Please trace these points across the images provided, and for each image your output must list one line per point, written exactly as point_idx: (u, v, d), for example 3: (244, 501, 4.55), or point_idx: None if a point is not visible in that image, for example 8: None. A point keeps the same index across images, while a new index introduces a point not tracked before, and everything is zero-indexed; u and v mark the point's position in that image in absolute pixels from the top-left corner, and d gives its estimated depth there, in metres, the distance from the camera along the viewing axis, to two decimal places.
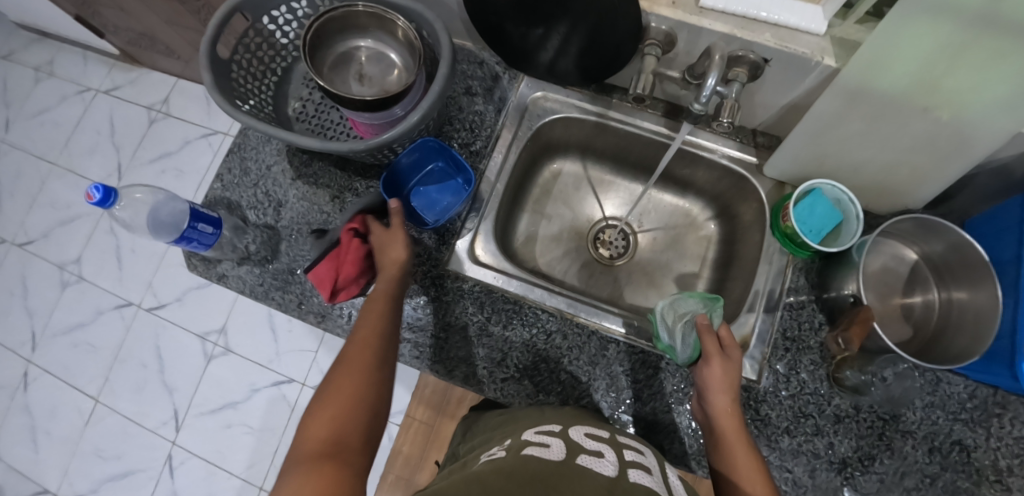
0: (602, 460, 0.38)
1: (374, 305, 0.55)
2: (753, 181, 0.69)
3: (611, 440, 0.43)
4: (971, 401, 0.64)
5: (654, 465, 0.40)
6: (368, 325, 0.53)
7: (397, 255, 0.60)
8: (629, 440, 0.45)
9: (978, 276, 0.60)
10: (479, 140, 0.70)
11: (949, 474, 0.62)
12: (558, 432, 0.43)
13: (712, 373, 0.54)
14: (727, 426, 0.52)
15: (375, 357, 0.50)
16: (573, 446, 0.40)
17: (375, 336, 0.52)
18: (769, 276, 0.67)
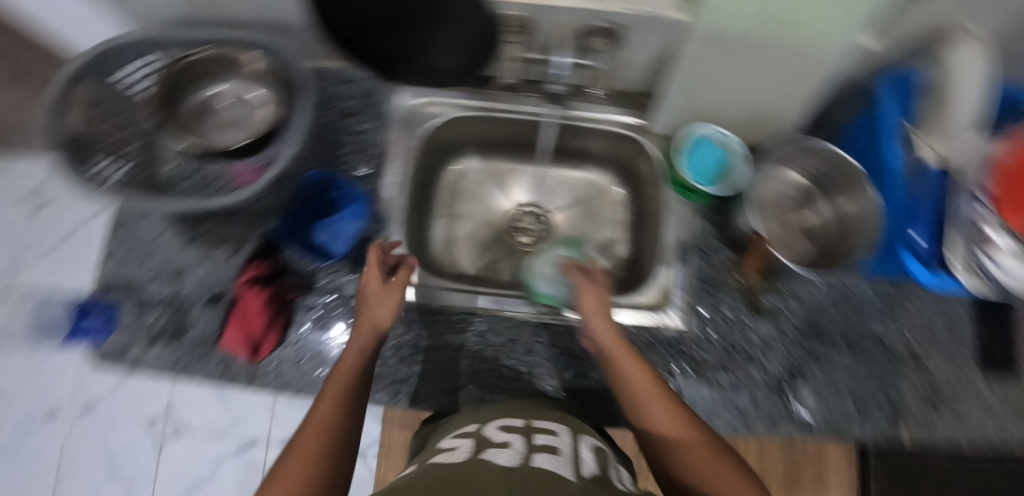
0: (510, 449, 0.43)
1: (342, 366, 0.50)
2: (641, 140, 0.72)
3: (524, 428, 0.48)
4: (877, 295, 0.70)
5: (564, 444, 0.46)
6: (330, 386, 0.47)
7: (376, 320, 0.54)
8: (544, 423, 0.50)
9: (853, 183, 0.64)
10: (369, 160, 0.70)
11: (873, 365, 0.68)
12: (473, 431, 0.48)
13: (594, 306, 0.55)
14: (616, 350, 0.50)
15: (333, 416, 0.44)
16: (482, 444, 0.44)
17: (337, 394, 0.46)
18: (677, 227, 0.69)
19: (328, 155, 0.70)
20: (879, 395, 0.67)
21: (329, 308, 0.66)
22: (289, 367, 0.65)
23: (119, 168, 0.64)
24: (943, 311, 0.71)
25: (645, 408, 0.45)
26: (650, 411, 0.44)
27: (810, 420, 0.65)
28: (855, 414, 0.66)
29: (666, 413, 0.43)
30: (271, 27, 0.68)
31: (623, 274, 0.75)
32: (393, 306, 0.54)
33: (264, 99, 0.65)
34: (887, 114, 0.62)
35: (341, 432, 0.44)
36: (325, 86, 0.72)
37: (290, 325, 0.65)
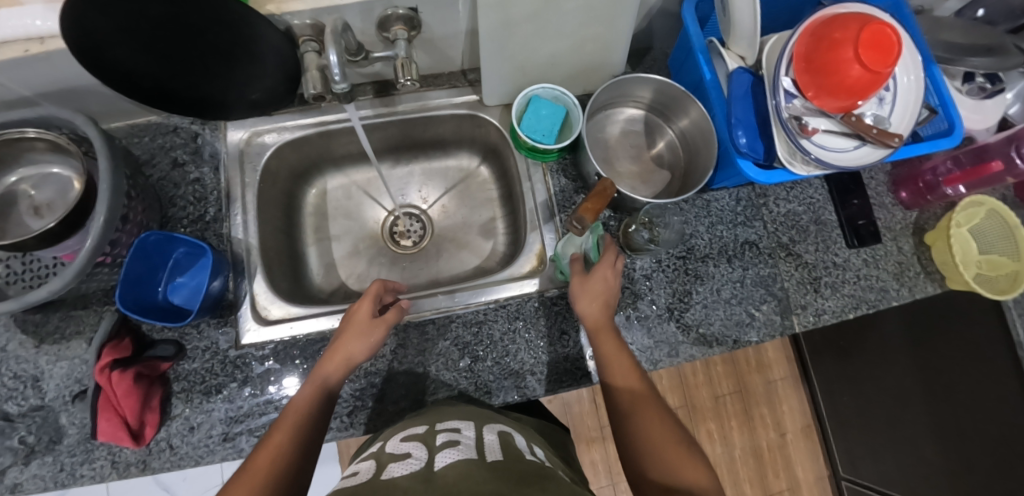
0: (410, 460, 0.43)
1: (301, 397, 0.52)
2: (484, 115, 0.71)
3: (425, 434, 0.48)
4: (740, 203, 0.72)
5: (466, 437, 0.46)
6: (291, 411, 0.50)
7: (352, 352, 0.55)
8: (447, 422, 0.50)
9: (685, 103, 0.65)
10: (211, 207, 0.66)
11: (752, 269, 0.70)
12: (376, 452, 0.48)
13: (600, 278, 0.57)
14: (601, 332, 0.56)
15: (283, 455, 0.46)
16: (382, 463, 0.44)
17: (294, 423, 0.49)
18: (537, 192, 0.69)
19: (166, 212, 0.66)
20: (765, 295, 0.70)
21: (206, 368, 0.63)
22: (181, 439, 0.61)
23: None
24: (802, 201, 0.74)
25: (617, 375, 0.53)
26: (625, 381, 0.53)
27: (706, 336, 0.67)
28: (747, 319, 0.69)
29: (635, 389, 0.52)
30: (62, 94, 0.63)
31: (507, 249, 0.75)
32: (373, 340, 0.56)
33: (72, 173, 0.61)
34: (690, 30, 0.62)
35: (290, 472, 0.46)
36: (147, 141, 0.68)
37: (170, 398, 0.62)
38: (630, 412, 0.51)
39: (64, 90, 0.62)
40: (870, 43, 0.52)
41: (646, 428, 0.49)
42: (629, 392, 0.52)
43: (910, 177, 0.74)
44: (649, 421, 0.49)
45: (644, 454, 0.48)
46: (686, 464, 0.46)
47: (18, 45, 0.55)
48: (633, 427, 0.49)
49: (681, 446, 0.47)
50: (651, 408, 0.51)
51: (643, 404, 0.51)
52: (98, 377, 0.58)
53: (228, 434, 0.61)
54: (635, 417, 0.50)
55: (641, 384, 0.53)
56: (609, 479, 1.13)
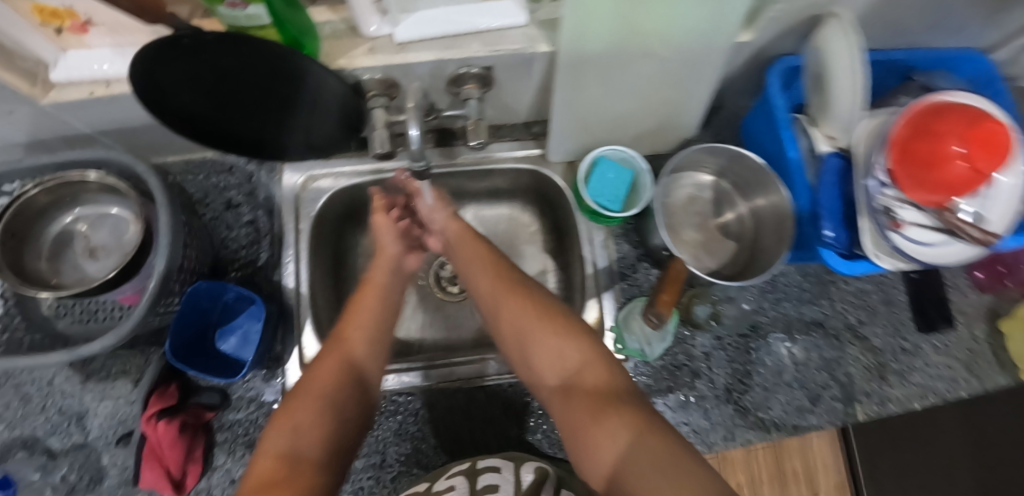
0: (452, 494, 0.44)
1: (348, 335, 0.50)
2: (545, 171, 0.69)
3: (468, 470, 0.48)
4: (808, 279, 0.69)
5: (507, 479, 0.45)
6: (356, 316, 0.52)
7: (377, 277, 0.55)
8: (487, 461, 0.50)
9: (764, 179, 0.62)
10: (264, 251, 0.66)
11: (817, 351, 0.67)
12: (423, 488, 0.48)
13: (446, 220, 0.57)
14: (457, 235, 0.56)
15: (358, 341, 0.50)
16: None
17: (359, 339, 0.50)
18: (597, 255, 0.66)
19: (218, 255, 0.65)
20: (828, 380, 0.67)
21: (252, 420, 0.62)
22: (221, 490, 0.60)
23: None
24: (874, 279, 0.71)
25: (479, 280, 0.54)
26: (476, 280, 0.54)
27: (765, 421, 0.64)
28: (808, 405, 0.66)
29: (485, 277, 0.53)
30: (124, 131, 0.62)
31: None
32: (395, 248, 0.57)
33: (128, 215, 0.60)
34: (775, 103, 0.59)
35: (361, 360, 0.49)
36: (203, 179, 0.67)
37: (213, 447, 0.61)
38: (488, 297, 0.52)
39: (126, 129, 0.62)
40: (978, 142, 0.50)
41: (511, 309, 0.50)
42: (481, 278, 0.53)
43: (989, 258, 0.70)
44: (499, 289, 0.52)
45: (515, 334, 0.49)
46: (544, 329, 0.48)
47: (87, 88, 0.54)
48: (496, 310, 0.51)
49: (557, 329, 0.48)
50: (490, 280, 0.53)
51: (494, 285, 0.52)
52: (143, 425, 0.57)
53: None
54: (492, 291, 0.52)
55: (488, 262, 0.54)
56: None
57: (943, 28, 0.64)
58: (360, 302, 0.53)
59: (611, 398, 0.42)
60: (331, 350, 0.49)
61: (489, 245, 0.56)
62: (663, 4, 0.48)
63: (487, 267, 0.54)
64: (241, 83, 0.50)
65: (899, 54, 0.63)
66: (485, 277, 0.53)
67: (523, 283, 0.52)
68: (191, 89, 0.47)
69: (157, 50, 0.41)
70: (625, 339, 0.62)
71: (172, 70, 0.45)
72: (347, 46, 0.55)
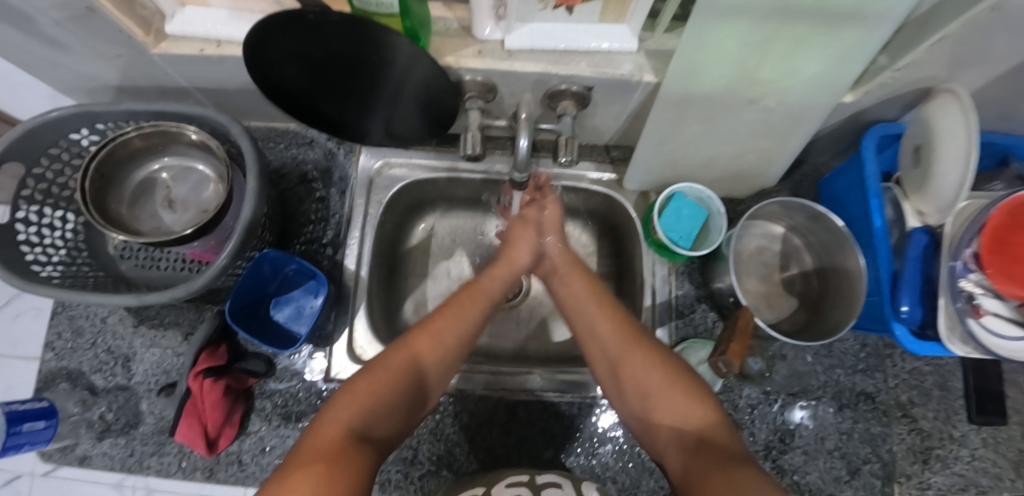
0: None
1: (439, 321, 0.48)
2: (617, 196, 0.68)
3: (529, 482, 0.48)
4: (863, 349, 0.68)
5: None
6: (454, 305, 0.51)
7: (489, 288, 0.55)
8: (546, 476, 0.49)
9: (841, 243, 0.61)
10: (330, 229, 0.66)
11: (863, 424, 0.66)
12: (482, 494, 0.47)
13: (553, 246, 0.60)
14: (565, 266, 0.58)
15: (450, 323, 0.48)
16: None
17: (453, 322, 0.49)
18: (656, 289, 0.66)
19: (285, 225, 0.66)
20: (870, 455, 0.65)
21: (291, 392, 0.62)
22: (250, 457, 0.61)
23: (53, 256, 0.60)
24: (931, 361, 0.69)
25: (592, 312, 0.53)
26: (594, 325, 0.52)
27: (800, 485, 0.63)
28: (847, 477, 0.64)
29: (605, 319, 0.51)
30: (219, 90, 0.64)
31: None
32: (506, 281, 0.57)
33: (211, 173, 0.61)
34: (867, 169, 0.58)
35: (450, 341, 0.48)
36: (282, 148, 0.68)
37: (249, 413, 0.62)
38: (607, 343, 0.50)
39: (222, 89, 0.63)
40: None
41: (631, 360, 0.47)
42: (601, 321, 0.51)
43: None
44: (617, 335, 0.49)
45: (637, 390, 0.46)
46: (666, 389, 0.44)
47: (198, 44, 0.55)
48: (614, 359, 0.49)
49: (683, 393, 0.43)
50: (611, 324, 0.51)
51: (612, 329, 0.50)
52: (190, 381, 0.58)
53: None
54: (611, 333, 0.50)
55: (608, 307, 0.52)
56: None
57: None
58: (460, 299, 0.52)
59: (739, 462, 0.36)
60: (421, 332, 0.47)
61: (596, 279, 0.57)
62: (782, 58, 0.48)
63: (607, 311, 0.52)
64: (355, 61, 0.51)
65: (998, 139, 0.62)
66: (605, 320, 0.51)
67: (643, 333, 0.50)
68: (294, 61, 0.51)
69: (282, 20, 0.45)
70: None
71: (313, 46, 0.49)
72: (457, 45, 0.55)
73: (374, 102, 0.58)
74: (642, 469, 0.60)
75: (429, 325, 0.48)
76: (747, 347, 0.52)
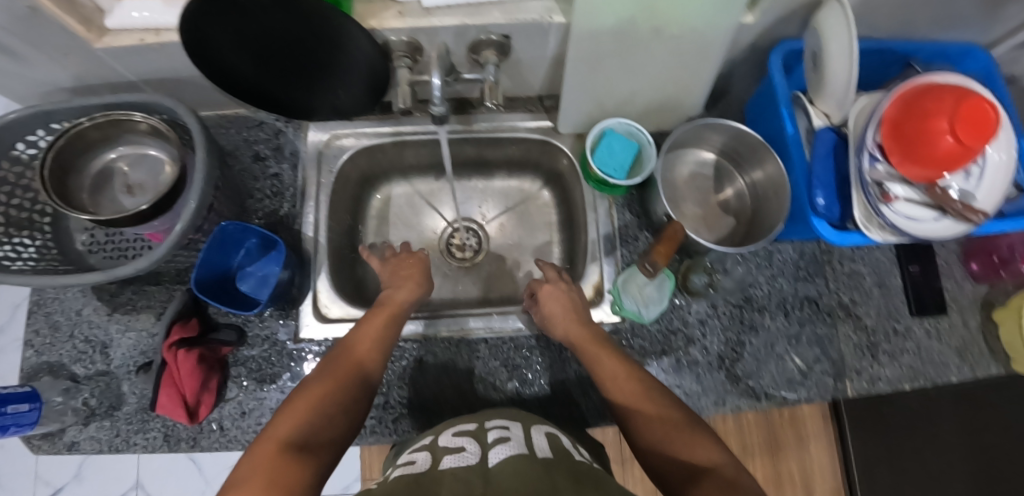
0: (464, 453, 0.41)
1: (360, 346, 0.53)
2: (554, 141, 0.73)
3: (476, 430, 0.46)
4: (802, 258, 0.72)
5: (516, 434, 0.44)
6: (364, 335, 0.55)
7: (397, 304, 0.60)
8: (495, 421, 0.48)
9: (762, 154, 0.66)
10: (286, 202, 0.70)
11: (809, 327, 0.69)
12: (426, 444, 0.45)
13: (573, 327, 0.58)
14: (586, 343, 0.57)
15: (365, 355, 0.53)
16: (437, 453, 0.42)
17: (364, 353, 0.53)
18: (599, 223, 0.70)
19: (242, 202, 0.69)
20: (819, 355, 0.69)
21: (263, 357, 0.65)
22: (231, 421, 0.63)
23: (22, 253, 0.64)
24: (868, 262, 0.73)
25: (611, 384, 0.52)
26: (613, 385, 0.52)
27: (755, 389, 0.66)
28: (800, 378, 0.67)
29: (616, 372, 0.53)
30: (166, 82, 0.67)
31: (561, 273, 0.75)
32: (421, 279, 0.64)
33: (165, 157, 0.65)
34: (776, 82, 0.63)
35: (367, 368, 0.52)
36: (234, 133, 0.72)
37: (227, 381, 0.65)
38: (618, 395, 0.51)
39: (169, 79, 0.67)
40: (967, 119, 0.50)
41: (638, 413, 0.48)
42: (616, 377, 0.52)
43: (983, 248, 0.71)
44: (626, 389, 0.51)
45: (652, 443, 0.45)
46: (680, 435, 0.44)
47: (136, 35, 0.58)
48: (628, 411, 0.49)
49: (696, 439, 0.43)
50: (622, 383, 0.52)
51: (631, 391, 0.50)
52: (165, 354, 0.60)
53: None
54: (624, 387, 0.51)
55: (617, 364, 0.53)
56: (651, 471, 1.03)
57: (936, 26, 0.68)
58: (371, 323, 0.56)
59: None
60: (342, 359, 0.52)
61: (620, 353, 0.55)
62: None
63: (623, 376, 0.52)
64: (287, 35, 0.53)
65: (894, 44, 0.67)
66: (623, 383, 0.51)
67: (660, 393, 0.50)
68: (234, 52, 0.53)
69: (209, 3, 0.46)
70: (621, 298, 0.65)
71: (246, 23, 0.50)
72: (378, 9, 0.59)
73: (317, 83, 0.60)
74: None
75: (345, 359, 0.52)
76: (676, 246, 0.58)
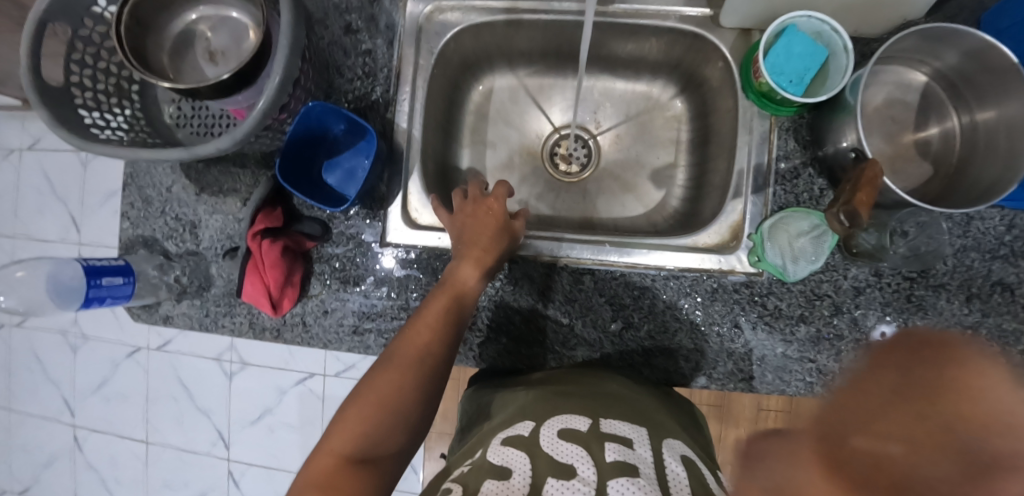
0: (576, 485, 0.36)
1: (414, 342, 0.45)
2: (710, 37, 0.56)
3: (586, 436, 0.41)
4: (1012, 231, 0.55)
5: (641, 460, 0.39)
6: (427, 317, 0.47)
7: (465, 287, 0.49)
8: (612, 425, 0.43)
9: (1007, 84, 0.47)
10: (379, 86, 0.60)
11: (994, 317, 0.55)
12: (529, 436, 0.41)
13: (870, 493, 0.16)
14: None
15: (430, 344, 0.45)
16: (540, 472, 0.37)
17: (430, 340, 0.46)
18: (752, 149, 0.55)
19: (330, 81, 0.60)
20: None
21: (347, 257, 0.61)
22: (314, 319, 0.61)
23: (111, 121, 0.60)
24: None
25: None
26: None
27: None
28: None
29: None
30: None
31: (683, 206, 0.63)
32: (499, 248, 0.51)
33: (248, 22, 0.58)
34: None
35: (433, 362, 0.45)
36: None
37: (310, 277, 0.61)
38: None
39: None
40: None
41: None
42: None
43: None
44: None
45: None
46: None
47: None
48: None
49: None
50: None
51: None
52: (250, 242, 0.57)
53: (358, 327, 0.60)
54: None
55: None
56: None
57: None
58: (428, 313, 0.47)
59: None
60: (403, 345, 0.45)
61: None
62: None
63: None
64: None
65: None
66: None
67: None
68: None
69: None
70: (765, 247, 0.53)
71: None
72: None
73: None
74: (718, 349, 0.54)
75: (397, 361, 0.44)
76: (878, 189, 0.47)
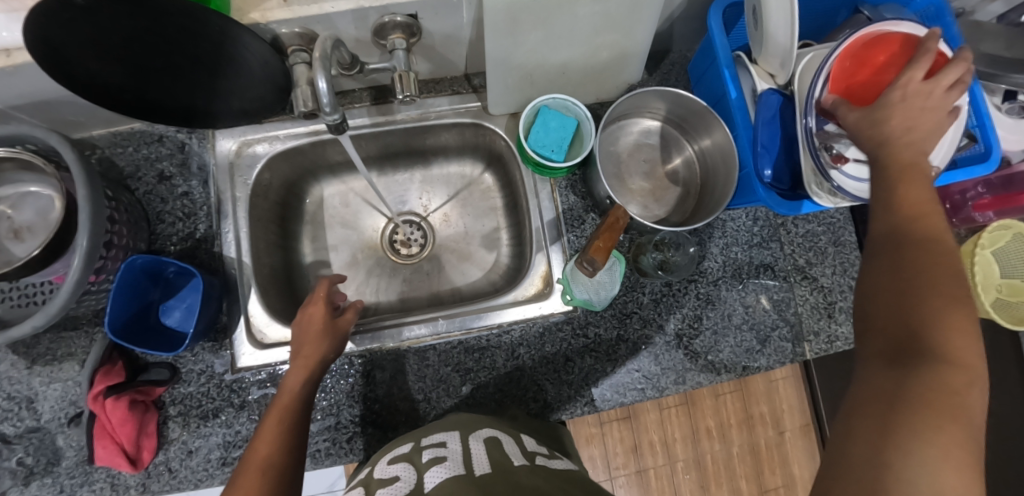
0: (398, 484, 0.41)
1: (260, 456, 0.46)
2: (486, 124, 0.68)
3: (410, 452, 0.46)
4: (755, 222, 0.69)
5: (454, 451, 0.44)
6: (267, 432, 0.48)
7: (292, 391, 0.52)
8: (432, 437, 0.48)
9: (707, 120, 0.62)
10: (201, 224, 0.64)
11: (767, 293, 0.67)
12: (366, 478, 0.45)
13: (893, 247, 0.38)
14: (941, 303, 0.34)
15: (275, 449, 0.47)
16: (372, 489, 0.42)
17: (274, 448, 0.47)
18: (542, 208, 0.66)
19: (152, 229, 0.64)
20: (777, 321, 0.67)
21: (203, 392, 0.62)
22: (179, 462, 0.60)
23: None
24: (822, 221, 0.70)
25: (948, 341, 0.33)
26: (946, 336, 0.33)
27: (715, 364, 0.65)
28: (758, 346, 0.66)
29: (888, 387, 0.33)
30: (38, 106, 0.59)
31: (511, 261, 0.72)
32: (325, 347, 0.54)
33: (51, 192, 0.59)
34: (717, 40, 0.57)
35: (285, 463, 0.46)
36: (132, 151, 0.65)
37: (167, 421, 0.61)
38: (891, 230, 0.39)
39: (38, 102, 0.58)
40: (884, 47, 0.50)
41: (934, 302, 0.34)
42: (866, 382, 0.34)
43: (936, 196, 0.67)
44: (927, 414, 0.30)
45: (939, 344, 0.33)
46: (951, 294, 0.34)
47: None
48: (944, 358, 0.32)
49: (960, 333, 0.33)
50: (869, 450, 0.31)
51: (938, 231, 0.38)
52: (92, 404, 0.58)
53: (226, 458, 0.60)
54: (907, 430, 0.30)
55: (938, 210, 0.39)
56: (667, 458, 1.06)
57: None
58: (266, 432, 0.48)
59: (919, 268, 0.36)
60: (247, 469, 0.45)
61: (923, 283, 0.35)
62: None
63: (957, 306, 0.34)
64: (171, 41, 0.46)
65: None
66: (885, 261, 0.38)
67: (901, 281, 0.36)
68: (110, 65, 0.47)
69: (58, 17, 0.40)
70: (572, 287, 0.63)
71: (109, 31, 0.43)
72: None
73: (214, 87, 0.54)
74: (558, 382, 0.63)
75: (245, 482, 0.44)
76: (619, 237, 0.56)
